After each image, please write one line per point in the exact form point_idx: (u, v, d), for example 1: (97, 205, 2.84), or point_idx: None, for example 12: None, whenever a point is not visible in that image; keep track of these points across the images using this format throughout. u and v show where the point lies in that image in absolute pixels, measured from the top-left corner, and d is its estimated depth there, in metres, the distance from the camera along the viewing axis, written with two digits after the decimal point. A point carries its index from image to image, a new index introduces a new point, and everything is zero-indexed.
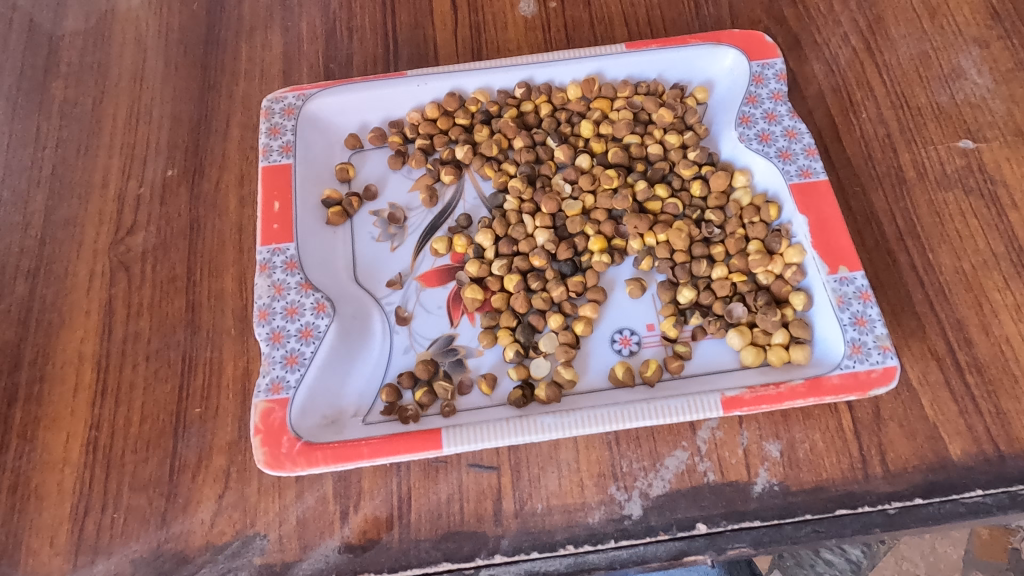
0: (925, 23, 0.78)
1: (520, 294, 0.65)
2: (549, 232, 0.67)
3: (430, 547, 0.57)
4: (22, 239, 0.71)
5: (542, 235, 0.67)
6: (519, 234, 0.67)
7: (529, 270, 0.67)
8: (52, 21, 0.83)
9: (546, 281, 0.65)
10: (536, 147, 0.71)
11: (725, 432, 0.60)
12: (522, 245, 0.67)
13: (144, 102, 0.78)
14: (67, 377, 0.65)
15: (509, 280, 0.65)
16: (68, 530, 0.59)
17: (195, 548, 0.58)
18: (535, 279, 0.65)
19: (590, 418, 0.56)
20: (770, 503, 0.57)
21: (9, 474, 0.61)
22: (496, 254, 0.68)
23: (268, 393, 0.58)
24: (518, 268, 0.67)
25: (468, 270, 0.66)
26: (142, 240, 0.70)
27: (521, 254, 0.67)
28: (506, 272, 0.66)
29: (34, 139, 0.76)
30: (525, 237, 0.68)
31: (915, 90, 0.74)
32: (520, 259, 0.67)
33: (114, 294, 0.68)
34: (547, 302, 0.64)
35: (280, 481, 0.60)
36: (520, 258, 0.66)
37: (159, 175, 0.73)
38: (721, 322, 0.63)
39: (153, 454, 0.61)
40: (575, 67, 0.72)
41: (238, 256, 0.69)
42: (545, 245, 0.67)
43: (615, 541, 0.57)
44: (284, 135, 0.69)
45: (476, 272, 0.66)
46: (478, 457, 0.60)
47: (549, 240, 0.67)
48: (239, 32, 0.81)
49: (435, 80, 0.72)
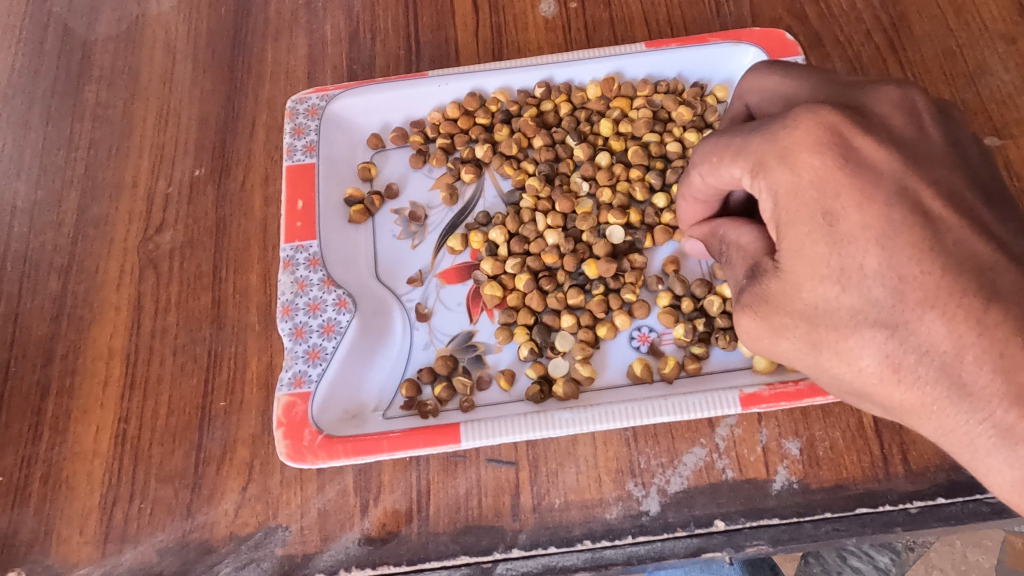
0: (950, 19, 0.77)
1: (534, 293, 0.66)
2: (559, 232, 0.68)
3: (449, 541, 0.58)
4: (55, 237, 0.73)
5: (553, 233, 0.68)
6: (530, 233, 0.68)
7: (541, 269, 0.68)
8: (87, 26, 0.86)
9: (559, 283, 0.67)
10: (556, 146, 0.72)
11: (744, 429, 0.60)
12: (534, 245, 0.68)
13: (174, 103, 0.79)
14: (97, 371, 0.66)
15: (520, 278, 0.66)
16: (97, 519, 0.60)
17: (218, 538, 0.59)
18: (547, 279, 0.66)
19: (607, 413, 0.56)
20: (789, 500, 0.57)
21: (41, 465, 0.63)
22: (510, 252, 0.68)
23: (290, 387, 0.59)
24: (531, 267, 0.67)
25: (484, 269, 0.67)
26: (170, 238, 0.72)
27: (533, 254, 0.68)
28: (518, 271, 0.67)
29: (68, 141, 0.79)
30: (536, 235, 0.68)
31: (940, 87, 0.73)
32: (533, 259, 0.67)
33: (143, 290, 0.70)
34: (562, 302, 0.66)
35: (303, 474, 0.61)
36: (533, 257, 0.67)
37: (187, 175, 0.75)
38: (730, 334, 0.62)
39: (179, 447, 0.63)
40: (595, 67, 0.72)
41: (263, 253, 0.70)
42: (556, 245, 0.68)
43: (632, 537, 0.57)
44: (308, 135, 0.70)
45: (491, 270, 0.67)
46: (496, 452, 0.60)
47: (560, 240, 0.68)
48: (266, 35, 0.83)
49: (456, 81, 0.72)
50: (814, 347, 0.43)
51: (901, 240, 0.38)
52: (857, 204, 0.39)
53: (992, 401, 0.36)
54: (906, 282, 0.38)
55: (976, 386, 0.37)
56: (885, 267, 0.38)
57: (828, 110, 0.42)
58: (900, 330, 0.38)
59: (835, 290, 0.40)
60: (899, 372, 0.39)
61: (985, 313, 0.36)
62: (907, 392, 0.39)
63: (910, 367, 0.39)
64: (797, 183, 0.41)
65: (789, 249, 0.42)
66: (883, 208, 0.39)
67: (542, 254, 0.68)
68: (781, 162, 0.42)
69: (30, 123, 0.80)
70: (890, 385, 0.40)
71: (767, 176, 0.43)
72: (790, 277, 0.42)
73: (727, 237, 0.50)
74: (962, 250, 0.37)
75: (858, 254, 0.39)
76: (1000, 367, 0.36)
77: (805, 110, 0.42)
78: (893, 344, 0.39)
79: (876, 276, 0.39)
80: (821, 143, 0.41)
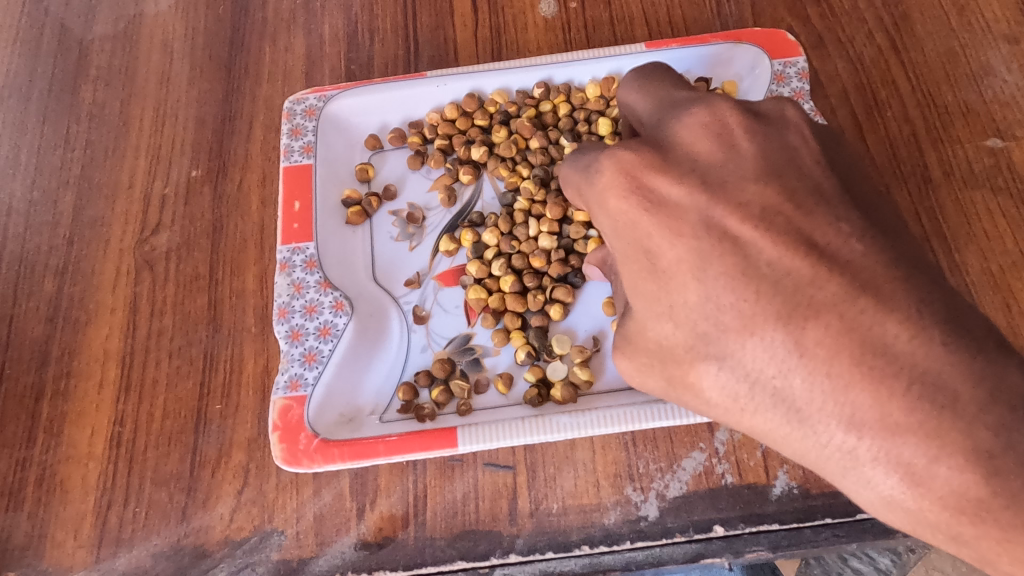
0: (953, 18, 0.76)
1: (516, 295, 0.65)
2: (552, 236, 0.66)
3: (446, 545, 0.57)
4: (50, 238, 0.73)
5: (545, 237, 0.66)
6: (522, 235, 0.67)
7: (525, 269, 0.67)
8: (83, 25, 0.85)
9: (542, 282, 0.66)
10: (552, 146, 0.71)
11: (744, 433, 0.59)
12: (524, 245, 0.67)
13: (171, 103, 0.79)
14: (92, 373, 0.66)
15: (504, 281, 0.66)
16: (92, 523, 0.60)
17: (214, 542, 0.59)
18: (532, 281, 0.66)
19: (605, 417, 0.55)
20: (790, 506, 0.57)
21: (36, 468, 0.63)
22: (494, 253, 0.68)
23: (286, 390, 0.59)
24: (516, 266, 0.67)
25: (470, 271, 0.66)
26: (167, 239, 0.71)
27: (520, 253, 0.67)
28: (505, 272, 0.67)
29: (64, 141, 0.78)
30: (526, 237, 0.68)
31: (942, 88, 0.73)
32: (517, 258, 0.67)
33: (139, 292, 0.69)
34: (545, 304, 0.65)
35: (298, 477, 0.60)
36: (517, 258, 0.67)
37: (183, 176, 0.74)
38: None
39: (174, 450, 0.62)
40: (594, 67, 0.71)
41: (260, 254, 0.70)
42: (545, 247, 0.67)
43: (631, 542, 0.57)
44: (305, 136, 0.70)
45: (477, 272, 0.66)
46: (494, 456, 0.60)
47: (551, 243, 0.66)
48: (263, 35, 0.82)
49: (455, 81, 0.72)
50: (669, 382, 0.44)
51: (712, 267, 0.37)
52: (670, 241, 0.39)
53: (827, 425, 0.34)
54: (723, 311, 0.37)
55: (809, 409, 0.35)
56: (705, 299, 0.38)
57: (631, 150, 0.42)
58: (727, 360, 0.38)
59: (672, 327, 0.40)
60: (740, 401, 0.38)
61: (803, 333, 0.34)
62: (757, 420, 0.38)
63: (748, 398, 0.38)
64: (617, 227, 0.42)
65: (630, 290, 0.43)
66: (693, 242, 0.38)
67: (529, 254, 0.67)
68: (605, 209, 0.43)
69: (26, 123, 0.79)
70: (742, 415, 0.39)
71: (603, 226, 0.44)
72: (638, 317, 0.43)
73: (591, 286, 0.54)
74: (774, 271, 0.35)
75: (678, 288, 0.39)
76: (829, 388, 0.33)
77: (608, 156, 0.42)
78: (726, 374, 0.38)
79: (698, 308, 0.38)
80: (625, 189, 0.41)
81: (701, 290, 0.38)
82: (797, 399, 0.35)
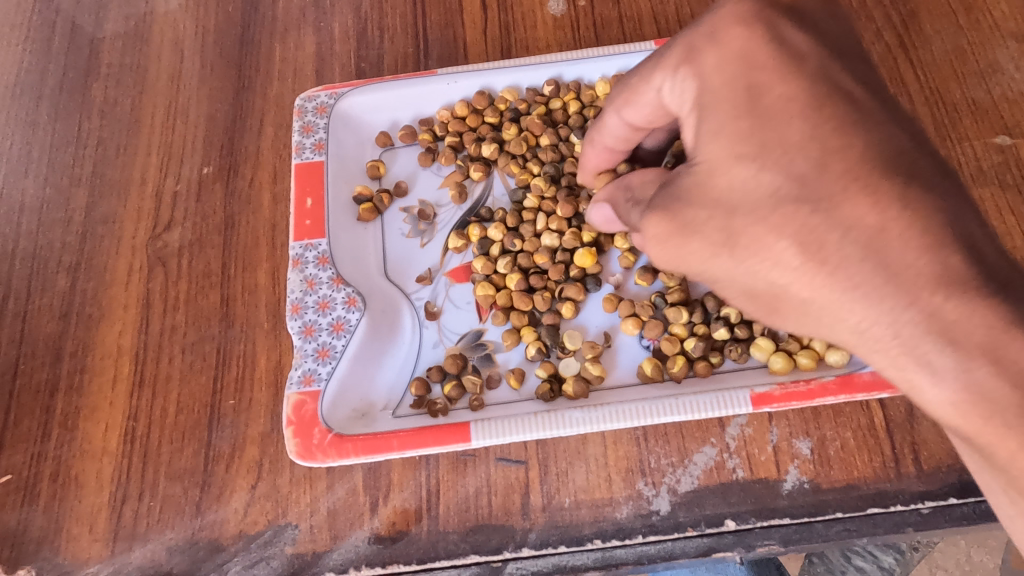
0: (961, 17, 0.77)
1: (521, 292, 0.65)
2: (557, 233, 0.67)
3: (459, 539, 0.58)
4: (63, 235, 0.73)
5: (549, 236, 0.67)
6: (528, 232, 0.68)
7: (532, 267, 0.68)
8: (94, 24, 0.85)
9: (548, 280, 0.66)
10: (561, 143, 0.72)
11: (754, 429, 0.60)
12: (528, 243, 0.68)
13: (182, 101, 0.79)
14: (106, 369, 0.66)
15: (510, 278, 0.66)
16: (107, 517, 0.60)
17: (228, 536, 0.59)
18: (537, 279, 0.66)
19: (618, 412, 0.56)
20: (801, 500, 0.57)
21: (50, 463, 0.63)
22: (501, 250, 0.68)
23: (300, 385, 0.59)
24: (522, 265, 0.67)
25: (475, 267, 0.67)
26: (179, 236, 0.72)
27: (525, 252, 0.68)
28: (510, 270, 0.67)
29: (76, 139, 0.79)
30: (533, 235, 0.68)
31: (950, 86, 0.73)
32: (523, 256, 0.67)
33: (152, 288, 0.70)
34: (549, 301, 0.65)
35: (312, 472, 0.60)
36: (523, 255, 0.67)
37: (195, 173, 0.75)
38: (741, 346, 0.61)
39: (188, 445, 0.63)
40: (604, 64, 0.72)
41: (272, 251, 0.70)
42: (550, 245, 0.67)
43: (643, 536, 0.57)
44: (316, 133, 0.70)
45: (482, 268, 0.67)
46: (506, 451, 0.60)
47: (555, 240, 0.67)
48: (273, 33, 0.82)
49: (465, 79, 0.72)
50: (728, 240, 0.41)
51: (829, 113, 0.39)
52: (797, 106, 0.40)
53: (923, 285, 0.35)
54: (827, 157, 0.38)
55: (904, 262, 0.36)
56: (811, 135, 0.39)
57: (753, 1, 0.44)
58: (822, 205, 0.38)
59: (755, 170, 0.40)
60: (824, 253, 0.38)
61: (907, 190, 0.37)
62: (831, 278, 0.38)
63: (834, 246, 0.37)
64: (724, 54, 0.43)
65: (713, 128, 0.42)
66: (817, 98, 0.40)
67: (534, 252, 0.67)
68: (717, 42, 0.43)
69: (38, 121, 0.80)
70: (814, 270, 0.38)
71: (694, 63, 0.44)
72: (709, 159, 0.42)
73: (631, 184, 0.53)
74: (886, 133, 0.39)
75: (780, 128, 0.40)
76: (927, 243, 0.36)
77: (736, 16, 0.43)
78: (816, 219, 0.38)
79: (799, 146, 0.39)
80: (742, 20, 0.43)
81: (825, 131, 0.39)
82: (892, 250, 0.36)
